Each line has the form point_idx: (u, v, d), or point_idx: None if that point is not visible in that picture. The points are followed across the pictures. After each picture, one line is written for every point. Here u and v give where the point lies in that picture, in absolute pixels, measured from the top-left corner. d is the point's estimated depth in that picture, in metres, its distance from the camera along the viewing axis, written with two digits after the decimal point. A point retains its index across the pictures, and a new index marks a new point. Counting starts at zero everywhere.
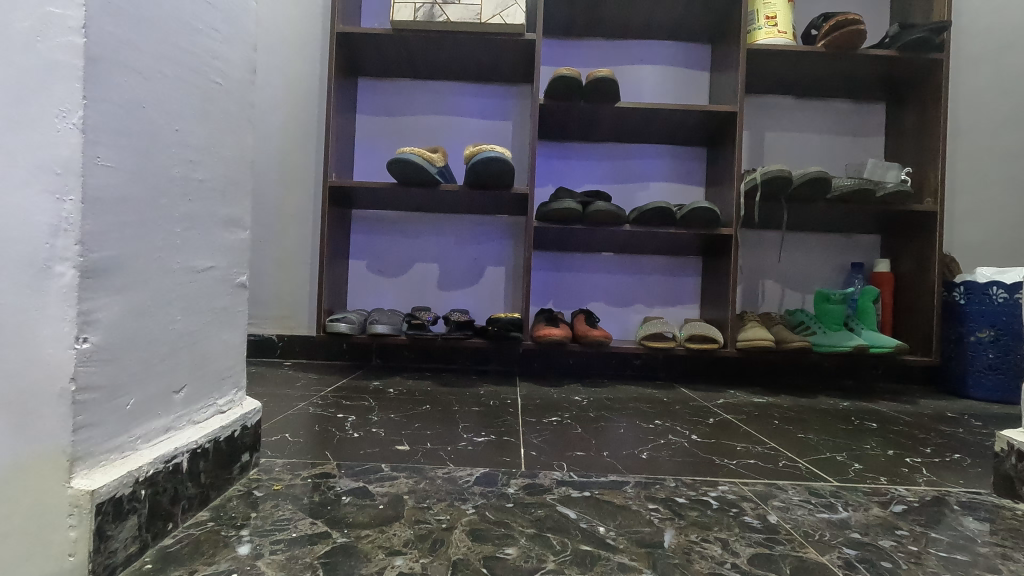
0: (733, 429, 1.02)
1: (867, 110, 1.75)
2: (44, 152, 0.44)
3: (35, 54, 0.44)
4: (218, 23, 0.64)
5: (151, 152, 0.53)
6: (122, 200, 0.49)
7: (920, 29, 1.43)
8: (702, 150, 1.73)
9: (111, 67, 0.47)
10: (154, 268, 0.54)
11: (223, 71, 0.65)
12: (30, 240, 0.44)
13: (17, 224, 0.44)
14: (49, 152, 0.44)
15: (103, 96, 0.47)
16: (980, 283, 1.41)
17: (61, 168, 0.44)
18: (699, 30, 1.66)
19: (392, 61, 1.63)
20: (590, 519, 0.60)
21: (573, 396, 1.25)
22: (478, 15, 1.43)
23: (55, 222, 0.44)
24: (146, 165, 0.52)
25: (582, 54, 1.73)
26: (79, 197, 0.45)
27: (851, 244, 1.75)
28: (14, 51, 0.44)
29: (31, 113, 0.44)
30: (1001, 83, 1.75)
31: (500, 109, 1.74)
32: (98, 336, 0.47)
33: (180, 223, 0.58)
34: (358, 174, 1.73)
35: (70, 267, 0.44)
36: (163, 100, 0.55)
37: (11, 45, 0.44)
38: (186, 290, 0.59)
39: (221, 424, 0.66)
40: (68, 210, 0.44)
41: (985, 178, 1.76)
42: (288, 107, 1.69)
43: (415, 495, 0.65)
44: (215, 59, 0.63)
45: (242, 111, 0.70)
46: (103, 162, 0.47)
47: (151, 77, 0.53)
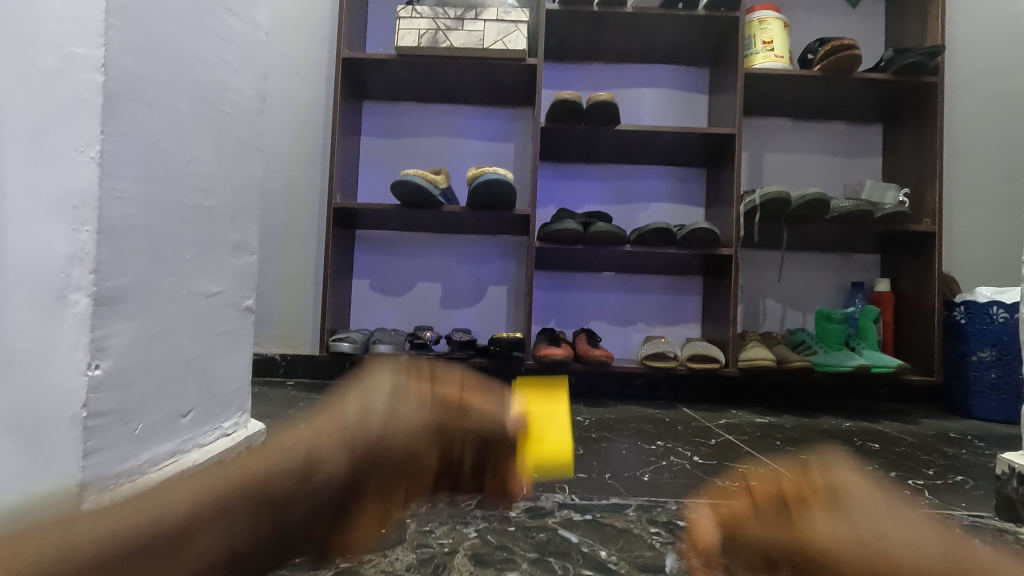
0: (735, 450, 1.02)
1: (865, 131, 1.77)
2: (65, 186, 0.55)
3: (57, 89, 0.55)
4: (229, 56, 0.76)
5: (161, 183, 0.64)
6: (132, 229, 0.59)
7: (913, 54, 1.46)
8: (702, 171, 1.75)
9: (127, 102, 0.59)
10: (165, 299, 0.64)
11: (233, 100, 0.78)
12: (54, 263, 0.55)
13: (46, 251, 0.55)
14: (70, 184, 0.55)
15: (119, 134, 0.58)
16: (980, 302, 1.42)
17: (78, 203, 0.55)
18: (698, 54, 1.69)
19: (397, 85, 1.66)
20: (592, 543, 0.60)
21: (575, 416, 1.26)
22: (481, 41, 1.46)
23: (74, 253, 0.55)
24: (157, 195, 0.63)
25: (583, 77, 1.76)
26: (94, 227, 0.55)
27: (851, 263, 1.76)
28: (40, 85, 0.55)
29: (56, 145, 0.55)
30: (995, 104, 1.78)
31: (503, 131, 1.76)
32: (109, 360, 0.57)
33: (190, 249, 0.69)
34: (362, 195, 1.76)
35: (84, 295, 0.55)
36: (174, 129, 0.66)
37: (38, 78, 0.55)
38: (197, 315, 0.70)
39: (224, 446, 0.75)
40: (84, 241, 0.55)
41: (983, 198, 1.78)
42: (295, 130, 1.72)
43: (417, 519, 0.65)
44: (226, 89, 0.76)
45: (250, 136, 0.83)
46: (117, 194, 0.58)
47: (163, 110, 0.64)
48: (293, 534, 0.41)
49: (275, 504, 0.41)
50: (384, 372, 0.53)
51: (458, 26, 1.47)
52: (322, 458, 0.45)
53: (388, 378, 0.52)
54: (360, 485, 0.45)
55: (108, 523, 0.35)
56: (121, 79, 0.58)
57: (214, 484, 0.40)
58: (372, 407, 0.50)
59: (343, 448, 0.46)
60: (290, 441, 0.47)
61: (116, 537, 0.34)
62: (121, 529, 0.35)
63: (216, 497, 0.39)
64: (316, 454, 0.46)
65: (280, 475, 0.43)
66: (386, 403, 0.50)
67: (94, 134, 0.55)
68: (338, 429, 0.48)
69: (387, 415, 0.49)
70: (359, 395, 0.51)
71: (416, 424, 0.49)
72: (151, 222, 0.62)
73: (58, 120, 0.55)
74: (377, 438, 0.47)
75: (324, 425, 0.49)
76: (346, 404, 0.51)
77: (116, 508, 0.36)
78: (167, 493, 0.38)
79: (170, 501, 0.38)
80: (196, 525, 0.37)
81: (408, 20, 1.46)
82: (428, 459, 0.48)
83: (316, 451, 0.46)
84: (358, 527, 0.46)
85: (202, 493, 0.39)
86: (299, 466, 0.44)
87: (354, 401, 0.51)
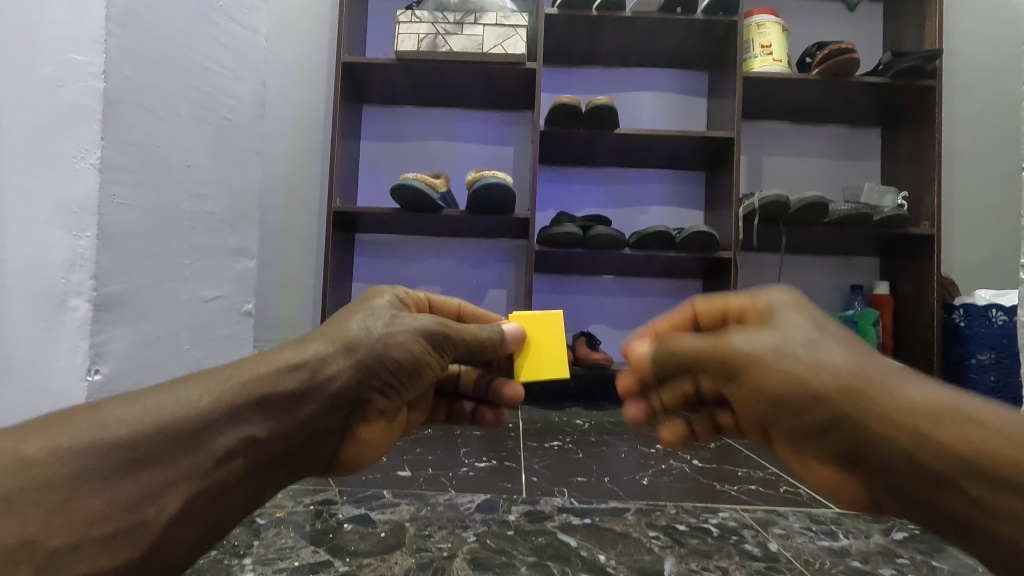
0: (734, 453, 1.02)
1: (863, 134, 1.78)
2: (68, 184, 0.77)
3: (60, 102, 0.77)
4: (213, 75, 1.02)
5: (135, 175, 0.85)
6: (141, 231, 0.86)
7: (913, 57, 1.47)
8: (701, 174, 1.75)
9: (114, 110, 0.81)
10: (172, 290, 0.93)
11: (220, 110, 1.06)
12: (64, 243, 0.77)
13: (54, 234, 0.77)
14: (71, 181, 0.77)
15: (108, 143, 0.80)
16: (980, 305, 1.43)
17: (78, 203, 0.77)
18: (697, 58, 1.70)
19: (396, 89, 1.67)
20: (591, 547, 0.60)
21: (575, 420, 1.26)
22: (481, 45, 1.47)
23: (75, 240, 0.77)
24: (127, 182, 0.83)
25: (583, 81, 1.77)
26: (91, 223, 0.77)
27: (850, 266, 1.76)
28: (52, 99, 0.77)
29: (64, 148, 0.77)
30: (994, 108, 1.79)
31: (502, 135, 1.77)
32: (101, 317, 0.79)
33: (189, 248, 0.98)
34: (362, 199, 1.76)
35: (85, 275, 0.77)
36: (176, 145, 0.94)
37: (45, 84, 0.77)
38: (195, 303, 0.99)
39: None
40: (83, 231, 0.77)
41: (982, 201, 1.78)
42: (295, 133, 1.72)
43: (416, 523, 0.65)
44: (221, 107, 1.06)
45: (244, 141, 1.14)
46: (112, 196, 0.81)
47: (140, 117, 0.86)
48: (309, 430, 0.45)
49: (290, 407, 0.43)
50: (389, 294, 0.57)
51: (457, 30, 1.47)
52: (332, 358, 0.47)
53: (390, 298, 0.56)
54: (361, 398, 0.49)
55: (132, 421, 0.36)
56: (131, 91, 0.83)
57: (231, 381, 0.41)
58: (375, 320, 0.52)
59: (351, 355, 0.48)
60: (298, 346, 0.47)
61: (139, 431, 0.35)
62: (143, 425, 0.36)
63: (236, 396, 0.40)
64: (325, 354, 0.47)
65: (292, 381, 0.44)
66: (389, 318, 0.53)
67: (90, 140, 0.78)
68: (345, 338, 0.49)
69: (390, 330, 0.51)
70: (362, 310, 0.53)
71: (418, 340, 0.53)
72: (143, 204, 0.87)
73: (56, 124, 0.77)
74: (382, 344, 0.50)
75: (327, 329, 0.50)
76: (350, 314, 0.52)
77: (135, 402, 0.37)
78: (179, 391, 0.39)
79: (186, 398, 0.39)
80: (215, 427, 0.38)
81: (408, 25, 1.47)
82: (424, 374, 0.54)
83: (325, 352, 0.47)
84: (369, 425, 0.53)
85: (218, 395, 0.40)
86: (307, 372, 0.45)
87: (356, 312, 0.53)
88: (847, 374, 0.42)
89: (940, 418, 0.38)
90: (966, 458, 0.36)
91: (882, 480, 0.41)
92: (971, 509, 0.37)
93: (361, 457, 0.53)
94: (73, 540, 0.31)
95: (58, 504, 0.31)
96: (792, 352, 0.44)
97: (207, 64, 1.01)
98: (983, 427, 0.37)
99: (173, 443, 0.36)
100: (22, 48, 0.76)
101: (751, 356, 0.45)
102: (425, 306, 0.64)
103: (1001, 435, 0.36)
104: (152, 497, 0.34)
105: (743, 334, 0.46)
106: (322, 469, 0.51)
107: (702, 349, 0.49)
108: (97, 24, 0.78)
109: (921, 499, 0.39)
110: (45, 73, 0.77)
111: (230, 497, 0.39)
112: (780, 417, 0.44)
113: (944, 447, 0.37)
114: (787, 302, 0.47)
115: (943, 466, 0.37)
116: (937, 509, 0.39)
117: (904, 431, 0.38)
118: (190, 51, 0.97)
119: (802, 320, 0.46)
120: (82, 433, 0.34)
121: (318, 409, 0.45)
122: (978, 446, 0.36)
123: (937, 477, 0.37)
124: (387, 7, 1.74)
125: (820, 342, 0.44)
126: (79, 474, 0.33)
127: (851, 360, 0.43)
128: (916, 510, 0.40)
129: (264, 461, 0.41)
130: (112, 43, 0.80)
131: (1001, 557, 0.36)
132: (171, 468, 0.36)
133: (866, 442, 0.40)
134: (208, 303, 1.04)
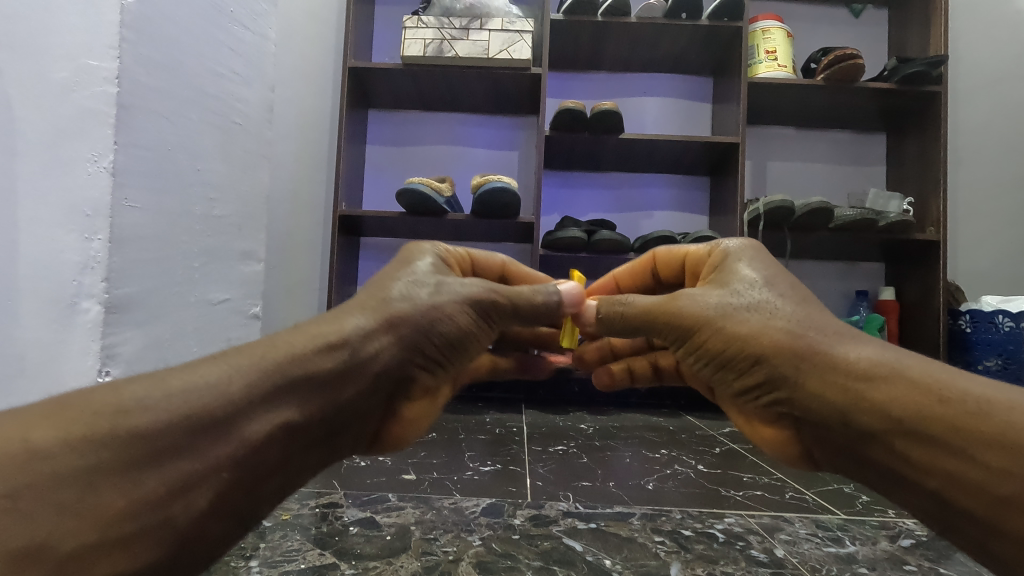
0: (740, 458, 1.02)
1: (868, 140, 1.78)
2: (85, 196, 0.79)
3: (76, 105, 0.79)
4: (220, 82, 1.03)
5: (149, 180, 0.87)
6: (146, 237, 0.86)
7: (918, 63, 1.47)
8: (706, 179, 1.76)
9: (127, 115, 0.82)
10: (175, 299, 0.93)
11: (228, 112, 1.06)
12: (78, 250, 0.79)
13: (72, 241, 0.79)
14: (88, 195, 0.79)
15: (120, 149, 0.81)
16: (986, 311, 1.44)
17: (92, 211, 0.79)
18: (701, 64, 1.70)
19: (403, 94, 1.67)
20: (596, 552, 0.60)
21: (579, 424, 1.25)
22: (486, 50, 1.47)
23: (89, 254, 0.79)
24: (145, 190, 0.86)
25: (588, 86, 1.77)
26: (106, 236, 0.80)
27: (856, 271, 1.75)
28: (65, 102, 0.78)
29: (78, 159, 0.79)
30: (999, 114, 1.78)
31: (507, 139, 1.77)
32: (115, 322, 0.81)
33: (198, 256, 0.99)
34: (368, 203, 1.77)
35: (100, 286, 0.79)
36: (188, 150, 0.95)
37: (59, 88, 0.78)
38: (200, 312, 1.00)
39: None
40: (99, 246, 0.79)
41: (987, 207, 1.78)
42: (301, 138, 1.73)
43: (421, 526, 0.65)
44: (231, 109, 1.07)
45: (251, 148, 1.14)
46: (129, 203, 0.83)
47: (151, 119, 0.86)
48: (353, 409, 0.46)
49: (329, 389, 0.44)
50: (428, 253, 0.58)
51: (463, 35, 1.48)
52: (374, 335, 0.48)
53: (431, 259, 0.58)
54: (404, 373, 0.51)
55: (154, 408, 0.35)
56: (142, 95, 0.84)
57: (260, 363, 0.42)
58: (419, 288, 0.53)
59: (393, 331, 0.50)
60: (339, 321, 0.48)
61: (164, 422, 0.35)
62: (169, 414, 0.35)
63: (267, 381, 0.40)
64: (368, 330, 0.48)
65: (332, 361, 0.45)
66: (434, 287, 0.54)
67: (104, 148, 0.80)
68: (388, 313, 0.50)
69: (435, 302, 0.53)
70: (403, 277, 0.54)
71: (465, 312, 0.55)
72: (156, 208, 0.88)
73: (68, 130, 0.79)
74: (427, 318, 0.52)
75: (369, 300, 0.51)
76: (390, 281, 0.54)
77: (156, 384, 0.37)
78: (206, 373, 0.39)
79: (216, 381, 0.39)
80: (248, 414, 0.38)
81: (414, 30, 1.48)
82: (473, 344, 0.57)
83: (367, 328, 0.48)
84: (411, 403, 0.55)
85: (249, 378, 0.40)
86: (342, 364, 0.45)
87: (398, 276, 0.54)
88: (785, 335, 0.48)
89: (867, 376, 0.43)
90: (887, 410, 0.41)
91: (813, 429, 0.47)
92: (887, 455, 0.41)
93: (405, 434, 0.55)
94: (90, 543, 0.30)
95: (71, 501, 0.31)
96: (740, 313, 0.51)
97: (217, 70, 1.02)
98: (911, 380, 0.41)
99: (202, 433, 0.36)
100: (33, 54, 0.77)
101: (700, 314, 0.53)
102: (469, 262, 0.68)
103: (922, 391, 0.40)
104: (178, 495, 0.34)
105: (692, 294, 0.54)
106: (367, 446, 0.53)
107: (654, 313, 0.56)
108: (112, 30, 0.80)
109: (848, 447, 0.44)
110: (58, 77, 0.78)
111: (263, 487, 0.40)
112: (727, 371, 0.52)
113: (867, 399, 0.42)
114: (743, 256, 0.55)
115: (866, 416, 0.42)
116: (860, 456, 0.43)
117: (838, 386, 0.44)
118: (198, 55, 0.97)
119: (757, 275, 0.53)
120: (100, 424, 0.34)
121: (361, 389, 0.46)
122: (896, 400, 0.41)
123: (861, 429, 0.42)
124: (392, 13, 1.76)
125: (767, 302, 0.51)
126: (98, 467, 0.32)
127: (794, 320, 0.49)
128: (844, 456, 0.45)
129: (300, 447, 0.42)
130: (127, 49, 0.81)
131: (913, 498, 0.40)
132: (200, 459, 0.35)
133: (798, 394, 0.47)
134: (216, 305, 1.04)
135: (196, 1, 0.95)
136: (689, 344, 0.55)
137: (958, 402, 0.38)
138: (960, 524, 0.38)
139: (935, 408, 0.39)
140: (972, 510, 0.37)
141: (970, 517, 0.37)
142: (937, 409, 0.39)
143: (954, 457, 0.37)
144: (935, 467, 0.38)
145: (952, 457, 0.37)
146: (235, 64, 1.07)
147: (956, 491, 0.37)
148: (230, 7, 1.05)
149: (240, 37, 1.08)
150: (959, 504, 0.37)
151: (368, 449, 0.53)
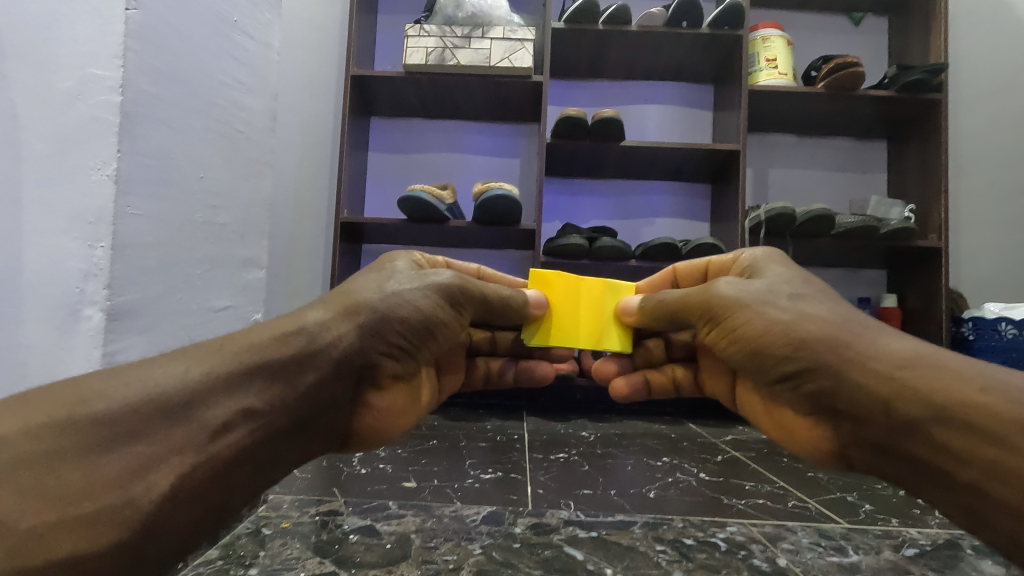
0: (742, 466, 1.02)
1: (868, 148, 1.78)
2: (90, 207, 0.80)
3: (78, 112, 0.80)
4: (223, 89, 1.04)
5: (152, 183, 0.87)
6: (146, 246, 0.86)
7: (917, 71, 1.48)
8: (706, 187, 1.76)
9: (127, 123, 0.82)
10: (177, 305, 0.93)
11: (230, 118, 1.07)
12: (81, 259, 0.79)
13: (76, 249, 0.79)
14: (88, 203, 0.80)
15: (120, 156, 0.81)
16: (989, 319, 1.43)
17: (94, 219, 0.80)
18: (701, 72, 1.71)
19: (405, 102, 1.68)
20: (597, 561, 0.60)
21: (580, 431, 1.25)
22: (488, 58, 1.48)
23: (89, 267, 0.79)
24: (148, 192, 0.86)
25: (589, 94, 1.78)
26: (108, 245, 0.80)
27: (857, 278, 1.75)
28: (69, 109, 0.80)
29: (71, 164, 0.80)
30: (1000, 120, 1.79)
31: (509, 147, 1.78)
32: (117, 330, 0.81)
33: (200, 263, 0.99)
34: (370, 210, 1.77)
35: (102, 295, 0.79)
36: (189, 158, 0.95)
37: (60, 97, 0.80)
38: (204, 319, 1.00)
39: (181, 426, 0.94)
40: (100, 254, 0.80)
41: (989, 213, 1.78)
42: (303, 144, 1.74)
43: (421, 535, 0.65)
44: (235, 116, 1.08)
45: (255, 154, 1.15)
46: (132, 210, 0.83)
47: (151, 123, 0.86)
48: (315, 398, 0.47)
49: (288, 376, 0.45)
50: (405, 254, 0.59)
51: (465, 44, 1.49)
52: (332, 324, 0.49)
53: (405, 256, 0.59)
54: (371, 364, 0.52)
55: (115, 397, 0.36)
56: (146, 104, 0.85)
57: (224, 355, 0.42)
58: (388, 280, 0.54)
59: (352, 319, 0.50)
60: (299, 315, 0.49)
61: (123, 408, 0.36)
62: (127, 401, 0.36)
63: (228, 368, 0.42)
64: (327, 322, 0.49)
65: (290, 347, 0.46)
66: (395, 277, 0.55)
67: (103, 156, 0.80)
68: (347, 303, 0.51)
69: (396, 290, 0.53)
70: (380, 272, 0.55)
71: (430, 298, 0.55)
72: (158, 217, 0.89)
73: (73, 138, 0.80)
74: (387, 305, 0.52)
75: (332, 294, 0.52)
76: (360, 275, 0.55)
77: (116, 376, 0.38)
78: (168, 366, 0.40)
79: (176, 372, 0.40)
80: (207, 400, 0.39)
81: (416, 39, 1.49)
82: (442, 329, 0.57)
83: (326, 319, 0.49)
84: (382, 393, 0.55)
85: (207, 367, 0.41)
86: (295, 354, 0.45)
87: (369, 272, 0.55)
88: (826, 324, 0.49)
89: (908, 365, 0.43)
90: (929, 398, 0.41)
91: (851, 424, 0.47)
92: (927, 449, 0.41)
93: (379, 426, 0.55)
94: (52, 521, 0.31)
95: (31, 484, 0.31)
96: (780, 302, 0.51)
97: (218, 78, 1.02)
98: (951, 371, 0.41)
99: (158, 418, 0.37)
100: (43, 65, 0.79)
101: (737, 302, 0.53)
102: (444, 267, 0.68)
103: (963, 380, 0.40)
104: (138, 476, 0.34)
105: (728, 280, 0.55)
106: (340, 443, 0.54)
107: (694, 300, 0.57)
108: (116, 40, 0.80)
109: (885, 442, 0.44)
110: (63, 87, 0.80)
111: (232, 475, 0.40)
112: (763, 359, 0.52)
113: (910, 388, 0.42)
114: (773, 261, 0.56)
115: (906, 406, 0.42)
116: (898, 450, 0.43)
117: (880, 376, 0.44)
118: (202, 65, 0.98)
119: (776, 278, 0.53)
120: (60, 412, 0.34)
121: (322, 374, 0.47)
122: (939, 389, 0.41)
123: (904, 419, 0.42)
124: (395, 22, 1.77)
125: (804, 297, 0.51)
126: (58, 451, 0.33)
127: (834, 314, 0.49)
128: (878, 450, 0.45)
129: (270, 431, 0.43)
130: (131, 59, 0.82)
131: (945, 495, 0.41)
132: (158, 443, 0.36)
133: (842, 385, 0.46)
134: (218, 312, 1.04)
135: (200, 12, 0.96)
136: (720, 327, 0.55)
137: (999, 391, 0.39)
138: (990, 515, 0.38)
139: (977, 397, 0.39)
140: (1005, 499, 0.37)
141: (1003, 509, 0.37)
142: (978, 399, 0.39)
143: (996, 447, 0.37)
144: (972, 458, 0.38)
145: (994, 447, 0.37)
146: (237, 67, 1.08)
147: (991, 482, 0.37)
148: (235, 17, 1.06)
149: (244, 47, 1.09)
150: (994, 494, 0.37)
151: (343, 445, 0.54)
